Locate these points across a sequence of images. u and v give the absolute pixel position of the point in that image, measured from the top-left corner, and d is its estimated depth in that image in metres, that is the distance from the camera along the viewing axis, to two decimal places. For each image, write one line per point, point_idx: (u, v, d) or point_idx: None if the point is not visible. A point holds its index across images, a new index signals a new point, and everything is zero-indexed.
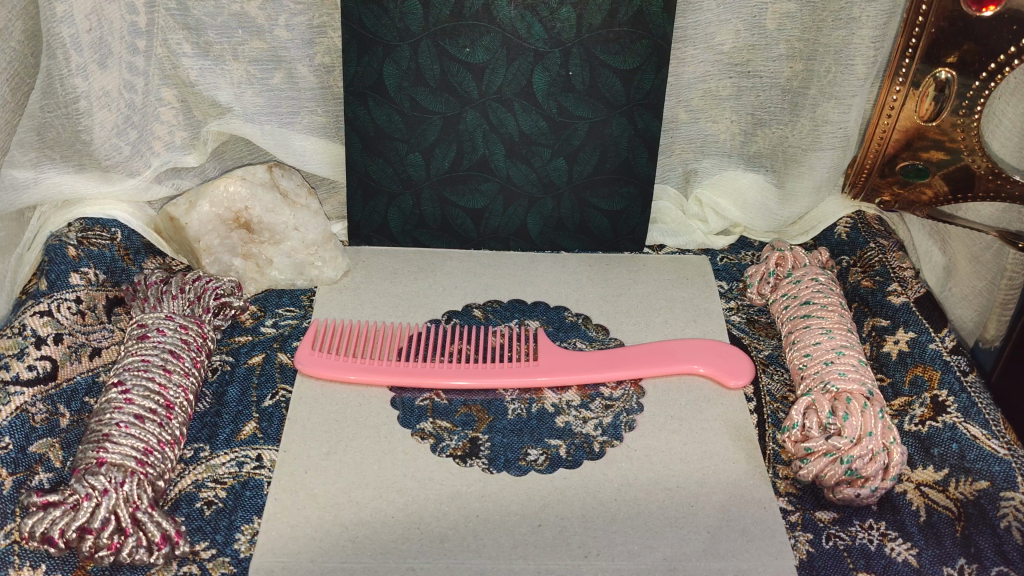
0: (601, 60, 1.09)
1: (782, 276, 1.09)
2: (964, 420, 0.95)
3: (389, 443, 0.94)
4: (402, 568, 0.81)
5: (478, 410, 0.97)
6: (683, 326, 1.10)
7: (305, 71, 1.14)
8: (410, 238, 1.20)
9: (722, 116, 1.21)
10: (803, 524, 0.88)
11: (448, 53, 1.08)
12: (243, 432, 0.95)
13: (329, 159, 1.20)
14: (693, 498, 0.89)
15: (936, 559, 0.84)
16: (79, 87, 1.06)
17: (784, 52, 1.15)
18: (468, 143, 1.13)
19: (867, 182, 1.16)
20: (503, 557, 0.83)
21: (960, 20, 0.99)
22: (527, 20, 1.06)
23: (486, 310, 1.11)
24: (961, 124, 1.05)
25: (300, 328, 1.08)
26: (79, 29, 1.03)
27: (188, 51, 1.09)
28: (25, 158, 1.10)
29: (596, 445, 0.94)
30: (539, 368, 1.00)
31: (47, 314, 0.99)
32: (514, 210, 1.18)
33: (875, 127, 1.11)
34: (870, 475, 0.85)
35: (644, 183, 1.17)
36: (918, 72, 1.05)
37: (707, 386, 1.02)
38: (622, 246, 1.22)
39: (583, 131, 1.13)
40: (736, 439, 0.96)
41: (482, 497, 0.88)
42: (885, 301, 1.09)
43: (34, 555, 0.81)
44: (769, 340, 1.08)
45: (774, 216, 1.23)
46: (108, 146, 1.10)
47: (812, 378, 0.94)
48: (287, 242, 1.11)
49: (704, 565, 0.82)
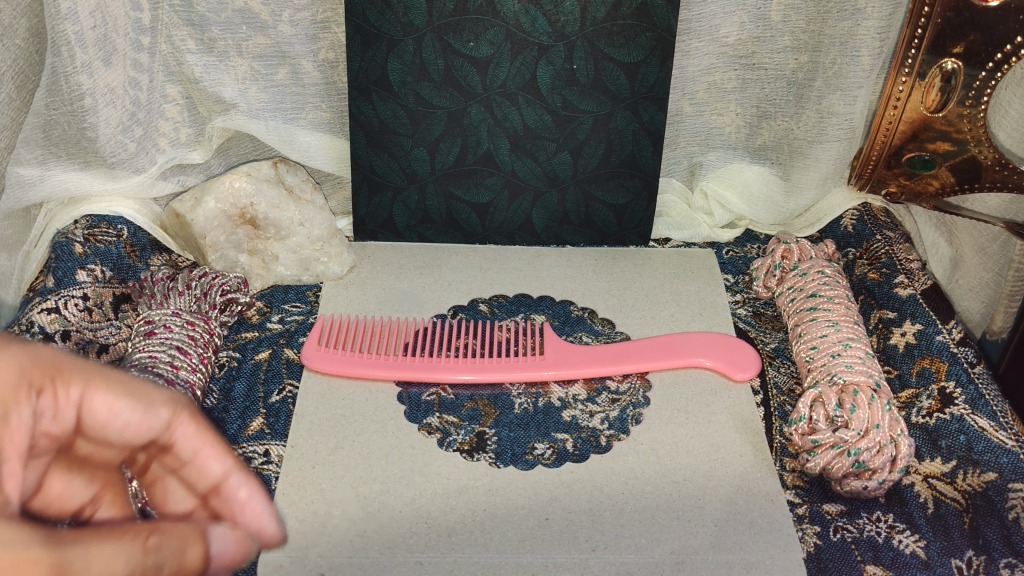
0: (605, 53, 1.09)
1: (789, 269, 1.09)
2: (971, 412, 0.95)
3: (395, 438, 0.94)
4: (409, 563, 0.81)
5: (484, 405, 0.97)
6: (689, 319, 1.10)
7: (309, 67, 1.13)
8: (415, 233, 1.20)
9: (728, 108, 1.20)
10: (810, 517, 0.88)
11: (451, 47, 1.08)
12: (252, 427, 0.95)
13: (333, 155, 1.20)
14: (700, 491, 0.89)
15: (945, 551, 0.84)
16: (84, 84, 1.06)
17: (790, 44, 1.14)
18: (473, 138, 1.13)
19: (872, 174, 1.17)
20: (511, 552, 0.83)
21: (967, 11, 0.99)
22: (531, 14, 1.06)
23: (492, 305, 1.11)
24: (967, 114, 1.04)
25: (305, 323, 1.08)
26: (83, 26, 1.03)
27: (192, 47, 1.09)
28: (32, 155, 1.10)
29: (603, 439, 0.94)
30: (545, 362, 1.00)
31: (55, 311, 1.00)
32: (519, 204, 1.18)
33: (882, 117, 1.12)
34: (878, 467, 0.85)
35: (649, 176, 1.17)
36: (924, 63, 1.05)
37: (713, 378, 1.01)
38: (627, 240, 1.21)
39: (588, 125, 1.13)
40: (743, 432, 0.95)
41: (490, 491, 0.88)
42: (891, 293, 1.09)
43: None
44: (776, 333, 1.08)
45: (780, 209, 1.23)
46: (113, 143, 1.10)
47: (819, 370, 0.94)
48: (292, 238, 1.12)
49: (712, 558, 0.82)
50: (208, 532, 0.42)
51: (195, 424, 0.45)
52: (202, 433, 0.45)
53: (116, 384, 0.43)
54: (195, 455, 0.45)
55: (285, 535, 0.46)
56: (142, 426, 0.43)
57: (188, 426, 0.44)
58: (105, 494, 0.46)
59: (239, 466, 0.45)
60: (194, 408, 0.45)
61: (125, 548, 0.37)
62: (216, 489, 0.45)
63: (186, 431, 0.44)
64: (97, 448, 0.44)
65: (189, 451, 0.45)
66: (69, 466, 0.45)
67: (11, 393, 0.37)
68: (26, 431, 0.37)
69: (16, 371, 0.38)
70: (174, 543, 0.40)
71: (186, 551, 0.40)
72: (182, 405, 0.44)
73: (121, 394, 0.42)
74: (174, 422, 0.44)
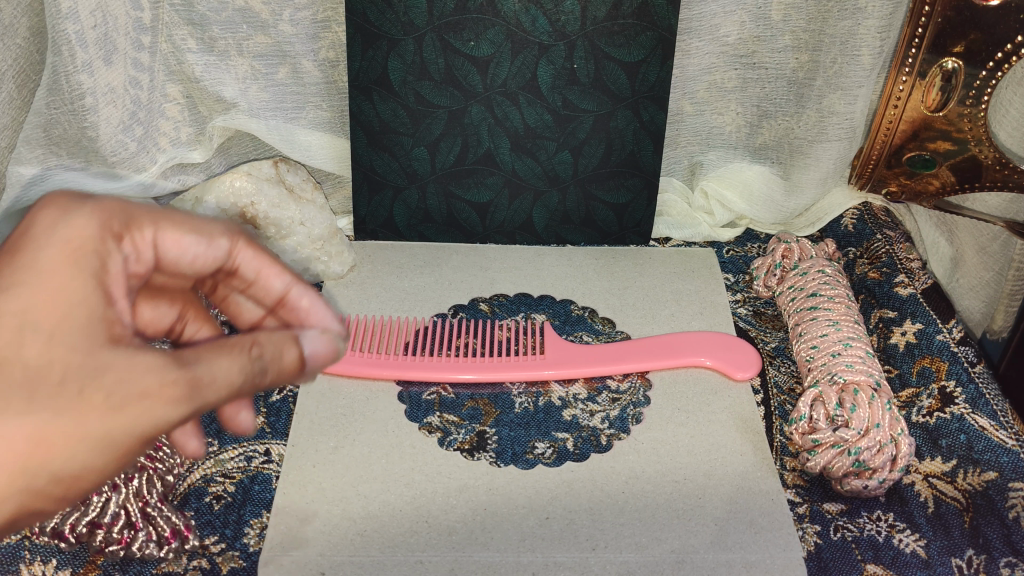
0: (605, 52, 1.09)
1: (789, 268, 1.09)
2: (972, 411, 0.95)
3: (396, 437, 0.94)
4: (409, 562, 0.81)
5: (485, 404, 0.97)
6: (689, 319, 1.10)
7: (309, 67, 1.13)
8: (415, 232, 1.20)
9: (728, 108, 1.21)
10: (810, 516, 0.88)
11: (452, 47, 1.08)
12: (252, 426, 0.96)
13: (334, 154, 1.21)
14: (701, 490, 0.89)
15: (945, 550, 0.84)
16: (85, 83, 1.06)
17: (790, 43, 1.14)
18: (474, 137, 1.13)
19: (873, 173, 1.17)
20: (511, 551, 0.83)
21: (968, 10, 0.98)
22: (532, 13, 1.06)
23: (493, 304, 1.11)
24: (968, 114, 1.04)
25: None
26: (84, 25, 1.03)
27: (193, 47, 1.10)
28: (33, 155, 1.09)
29: (603, 438, 0.94)
30: (546, 362, 1.00)
31: None
32: (520, 203, 1.18)
33: (881, 117, 1.11)
34: (878, 467, 0.85)
35: (649, 175, 1.17)
36: (925, 62, 1.05)
37: (713, 377, 1.02)
38: (627, 239, 1.21)
39: (588, 124, 1.13)
40: (743, 432, 0.95)
41: (490, 490, 0.89)
42: (891, 293, 1.09)
43: (46, 549, 0.83)
44: (776, 332, 1.08)
45: (781, 208, 1.23)
46: (113, 143, 1.10)
47: (820, 369, 0.94)
48: (293, 237, 1.12)
49: (712, 557, 0.82)
50: (299, 336, 0.50)
51: (251, 248, 0.54)
52: (259, 255, 0.55)
53: (181, 224, 0.51)
54: (259, 274, 0.55)
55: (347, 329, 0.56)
56: (209, 256, 0.52)
57: (248, 251, 0.54)
58: (188, 312, 0.58)
59: (298, 280, 0.56)
60: (246, 234, 0.54)
61: (233, 361, 0.46)
62: (283, 298, 0.56)
63: (246, 254, 0.54)
64: (173, 277, 0.54)
65: (253, 270, 0.55)
66: (152, 296, 0.56)
67: (100, 245, 0.46)
68: (121, 272, 0.47)
69: (98, 227, 0.46)
70: (271, 346, 0.48)
71: (283, 353, 0.49)
72: (237, 233, 0.53)
73: (186, 230, 0.51)
74: (236, 249, 0.53)
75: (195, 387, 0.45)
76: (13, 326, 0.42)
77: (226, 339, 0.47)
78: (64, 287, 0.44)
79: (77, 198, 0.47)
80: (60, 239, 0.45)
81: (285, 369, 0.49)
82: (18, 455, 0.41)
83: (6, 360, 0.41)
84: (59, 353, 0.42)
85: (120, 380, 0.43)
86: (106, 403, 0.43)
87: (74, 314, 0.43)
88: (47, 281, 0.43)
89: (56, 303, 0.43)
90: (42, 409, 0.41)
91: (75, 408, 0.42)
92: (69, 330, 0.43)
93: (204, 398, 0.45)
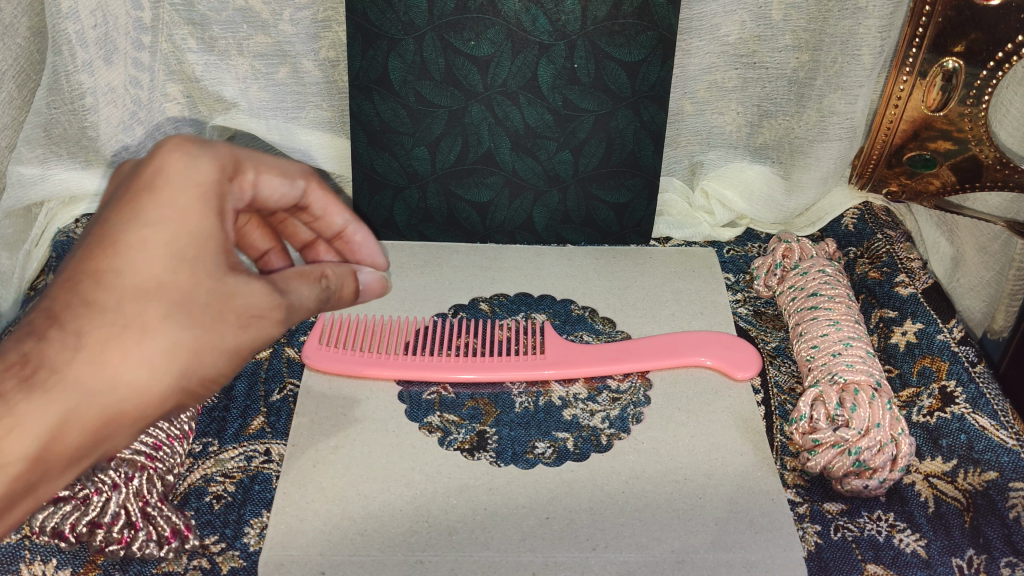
0: (606, 52, 1.08)
1: (789, 268, 1.09)
2: (972, 410, 0.96)
3: (397, 437, 0.94)
4: (410, 562, 0.81)
5: (485, 404, 0.97)
6: (689, 318, 1.09)
7: (309, 66, 1.13)
8: (415, 232, 1.20)
9: (728, 107, 1.21)
10: (811, 515, 0.88)
11: (452, 46, 1.08)
12: (252, 426, 0.96)
13: (334, 154, 1.20)
14: (701, 490, 0.89)
15: (945, 549, 0.84)
16: (85, 83, 1.07)
17: (790, 43, 1.14)
18: (474, 136, 1.13)
19: (874, 173, 1.16)
20: (512, 550, 0.83)
21: (968, 10, 0.98)
22: (532, 12, 1.06)
23: (493, 303, 1.11)
24: (969, 113, 1.04)
25: (305, 323, 1.08)
26: (84, 25, 1.04)
27: (193, 47, 1.10)
28: (33, 154, 1.10)
29: (603, 438, 0.94)
30: (546, 361, 1.00)
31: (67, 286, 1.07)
32: (520, 203, 1.18)
33: (882, 117, 1.11)
34: (878, 467, 0.85)
35: (650, 175, 1.17)
36: (925, 61, 1.04)
37: (713, 377, 1.01)
38: (627, 238, 1.21)
39: (588, 123, 1.13)
40: (743, 432, 0.95)
41: (490, 490, 0.88)
42: (892, 292, 1.09)
43: (46, 549, 0.83)
44: (776, 332, 1.08)
45: (781, 208, 1.23)
46: (114, 143, 1.11)
47: (820, 369, 0.94)
48: None
49: (713, 557, 0.82)
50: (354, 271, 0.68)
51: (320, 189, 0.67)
52: (325, 195, 0.68)
53: (273, 168, 0.61)
54: (322, 211, 0.69)
55: (387, 261, 0.76)
56: (289, 193, 0.64)
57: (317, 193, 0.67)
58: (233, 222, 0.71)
59: (352, 219, 0.71)
60: (317, 178, 0.67)
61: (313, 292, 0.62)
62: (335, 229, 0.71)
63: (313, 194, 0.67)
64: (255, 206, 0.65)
65: (321, 208, 0.68)
66: None
67: (223, 186, 0.57)
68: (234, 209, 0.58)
69: (218, 169, 0.56)
70: (336, 278, 0.65)
71: (346, 284, 0.66)
72: (310, 176, 0.66)
73: (277, 174, 0.62)
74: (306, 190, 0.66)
75: (290, 309, 0.60)
76: (170, 254, 0.53)
77: (303, 269, 0.63)
78: (203, 224, 0.54)
79: (198, 143, 0.56)
80: (195, 180, 0.55)
81: (344, 294, 0.67)
82: (182, 361, 0.53)
83: (167, 286, 0.52)
84: (203, 281, 0.54)
85: (246, 305, 0.56)
86: (238, 322, 0.56)
87: (214, 246, 0.54)
88: (190, 215, 0.54)
89: (201, 236, 0.54)
90: (198, 325, 0.54)
91: (218, 327, 0.55)
92: (208, 265, 0.54)
93: (294, 317, 0.61)
